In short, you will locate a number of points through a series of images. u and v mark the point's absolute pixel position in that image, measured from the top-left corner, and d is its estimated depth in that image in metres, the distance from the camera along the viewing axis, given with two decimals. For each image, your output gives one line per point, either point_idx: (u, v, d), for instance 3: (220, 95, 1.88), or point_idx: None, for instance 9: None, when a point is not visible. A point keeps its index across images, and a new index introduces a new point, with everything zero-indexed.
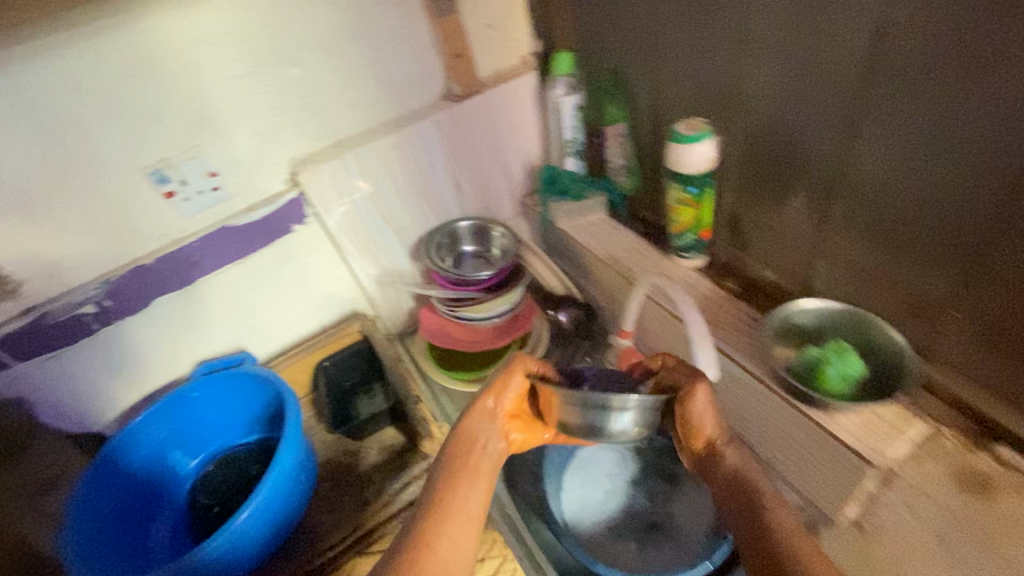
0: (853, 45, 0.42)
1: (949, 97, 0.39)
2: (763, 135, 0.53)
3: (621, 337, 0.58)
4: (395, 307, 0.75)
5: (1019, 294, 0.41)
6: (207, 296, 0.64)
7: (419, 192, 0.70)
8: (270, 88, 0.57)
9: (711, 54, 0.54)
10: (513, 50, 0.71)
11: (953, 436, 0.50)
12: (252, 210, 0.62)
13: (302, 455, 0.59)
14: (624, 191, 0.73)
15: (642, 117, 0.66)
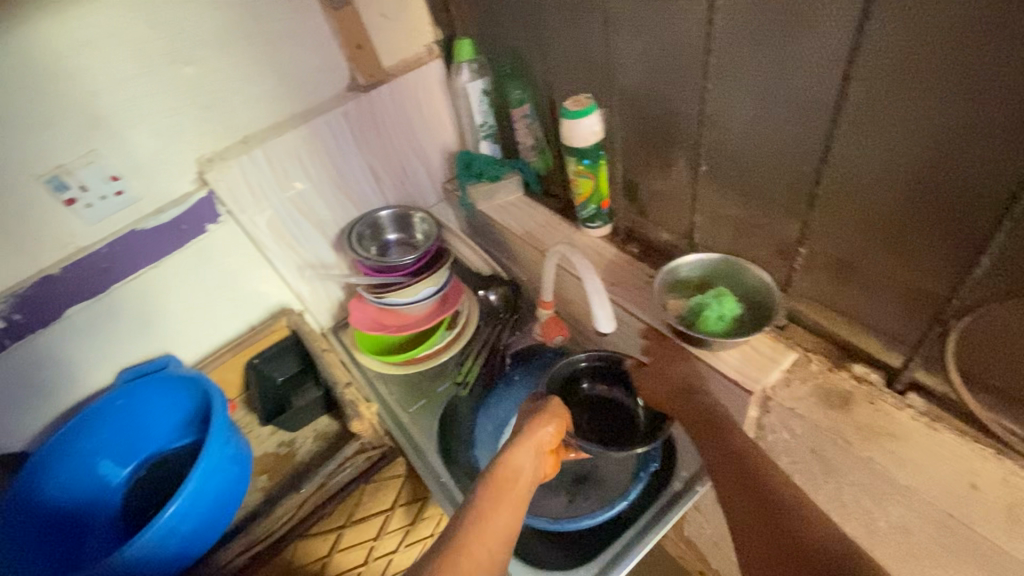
0: (687, 26, 0.53)
1: (773, 54, 0.48)
2: (637, 107, 0.65)
3: (543, 307, 0.76)
4: (323, 296, 0.89)
5: (842, 222, 0.52)
6: (128, 297, 0.74)
7: (334, 182, 0.82)
8: (164, 88, 0.66)
9: (583, 36, 0.65)
10: (416, 39, 0.82)
11: (820, 361, 0.59)
12: (160, 211, 0.71)
13: (230, 447, 0.73)
14: (537, 169, 0.84)
15: (541, 96, 0.77)
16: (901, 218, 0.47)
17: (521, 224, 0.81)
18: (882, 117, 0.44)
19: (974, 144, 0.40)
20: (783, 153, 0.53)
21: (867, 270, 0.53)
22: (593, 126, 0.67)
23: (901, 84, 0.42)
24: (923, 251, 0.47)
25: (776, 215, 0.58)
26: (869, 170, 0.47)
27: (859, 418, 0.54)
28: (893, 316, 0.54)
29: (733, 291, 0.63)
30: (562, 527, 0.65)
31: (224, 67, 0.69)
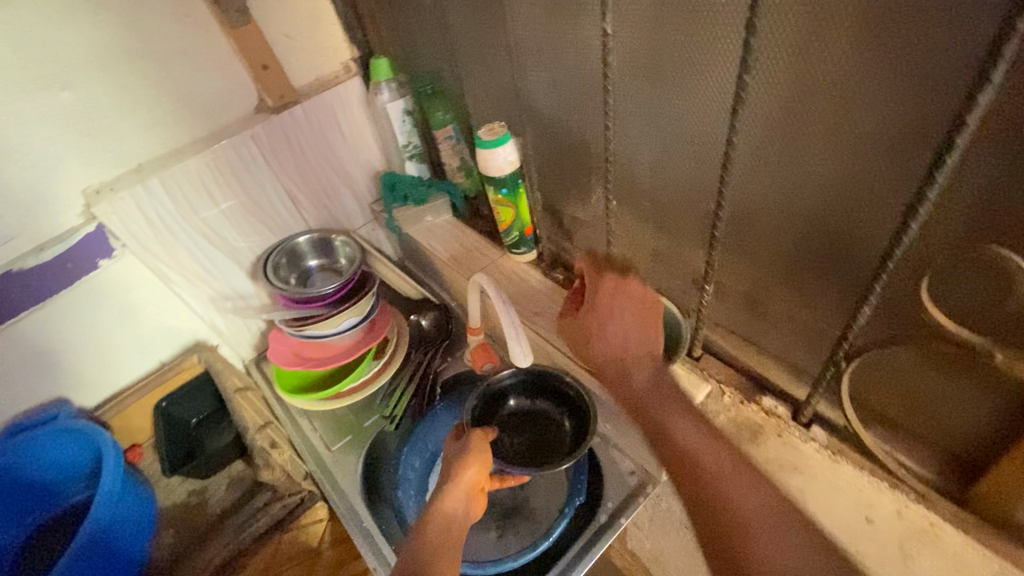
0: (585, 62, 0.60)
1: (667, 83, 0.52)
2: (547, 135, 0.73)
3: (471, 334, 0.79)
4: (241, 326, 0.93)
5: (743, 256, 0.54)
6: (14, 340, 0.76)
7: (244, 207, 0.83)
8: (40, 113, 0.65)
9: (494, 62, 0.72)
10: (335, 58, 0.84)
11: (729, 394, 0.60)
12: (42, 250, 0.71)
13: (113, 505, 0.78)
14: (466, 192, 0.91)
15: (463, 115, 0.83)
16: (797, 259, 0.50)
17: (449, 248, 0.89)
18: (770, 167, 0.46)
19: (851, 195, 0.42)
20: (701, 187, 0.57)
21: (772, 306, 0.55)
22: (507, 155, 0.73)
23: (784, 136, 0.44)
24: (818, 291, 0.50)
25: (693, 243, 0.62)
26: (765, 213, 0.49)
27: (765, 451, 0.55)
28: (799, 348, 0.56)
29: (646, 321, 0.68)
30: (486, 570, 0.67)
31: (105, 91, 0.68)
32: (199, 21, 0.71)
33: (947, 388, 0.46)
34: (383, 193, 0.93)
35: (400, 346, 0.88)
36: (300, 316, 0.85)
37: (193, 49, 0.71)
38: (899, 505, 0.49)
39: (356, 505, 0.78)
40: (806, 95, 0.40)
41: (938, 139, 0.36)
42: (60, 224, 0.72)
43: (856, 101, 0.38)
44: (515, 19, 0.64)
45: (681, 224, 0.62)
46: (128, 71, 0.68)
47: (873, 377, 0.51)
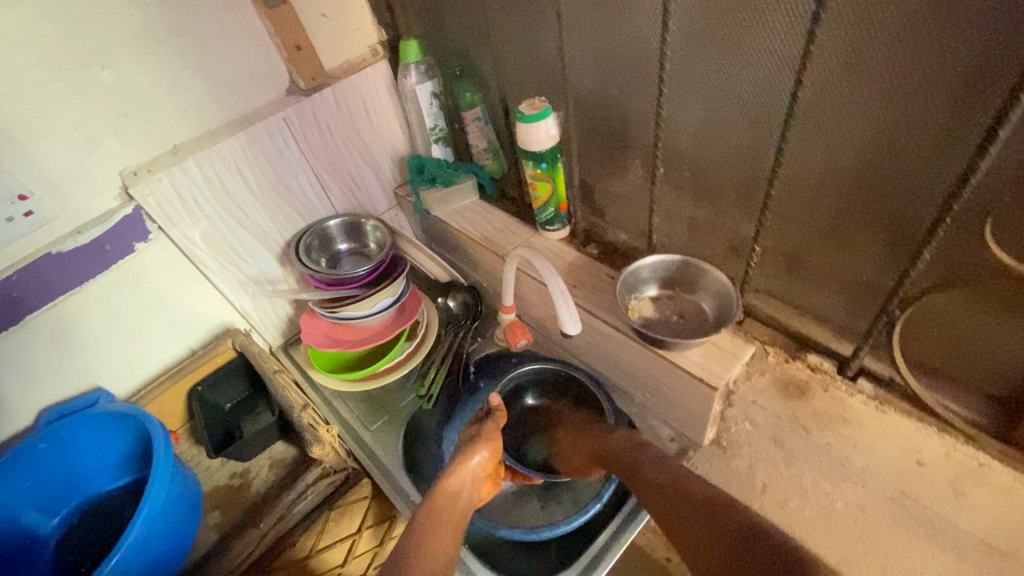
0: (636, 36, 0.72)
1: (714, 64, 0.64)
2: (592, 111, 0.86)
3: (505, 312, 0.97)
4: (267, 310, 1.06)
5: (793, 218, 0.68)
6: (57, 318, 0.84)
7: (276, 190, 0.96)
8: (84, 94, 0.73)
9: (504, 72, 0.95)
10: (363, 41, 0.99)
11: (776, 354, 0.77)
12: (80, 232, 0.79)
13: (167, 493, 0.85)
14: (492, 173, 1.09)
15: (492, 97, 1.01)
16: (845, 211, 0.62)
17: (481, 228, 1.05)
18: (829, 132, 0.58)
19: (903, 153, 0.54)
20: (742, 159, 0.69)
21: (816, 257, 0.69)
22: (545, 128, 0.84)
23: (847, 105, 0.55)
24: (862, 239, 0.62)
25: (725, 210, 0.77)
26: (822, 172, 0.62)
27: (814, 405, 0.71)
28: (834, 300, 0.71)
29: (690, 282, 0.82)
30: (539, 535, 0.78)
31: (144, 76, 0.77)
32: (238, 11, 0.82)
33: (983, 327, 0.59)
34: (410, 176, 1.09)
35: (429, 328, 1.06)
36: (331, 296, 1.00)
37: (228, 27, 0.82)
38: (947, 450, 0.65)
39: (400, 482, 0.94)
40: (871, 69, 0.52)
41: (995, 103, 0.47)
42: (99, 207, 0.81)
43: (918, 75, 0.49)
44: (543, 23, 0.82)
45: (720, 191, 0.75)
46: (163, 57, 0.78)
47: (908, 326, 0.64)
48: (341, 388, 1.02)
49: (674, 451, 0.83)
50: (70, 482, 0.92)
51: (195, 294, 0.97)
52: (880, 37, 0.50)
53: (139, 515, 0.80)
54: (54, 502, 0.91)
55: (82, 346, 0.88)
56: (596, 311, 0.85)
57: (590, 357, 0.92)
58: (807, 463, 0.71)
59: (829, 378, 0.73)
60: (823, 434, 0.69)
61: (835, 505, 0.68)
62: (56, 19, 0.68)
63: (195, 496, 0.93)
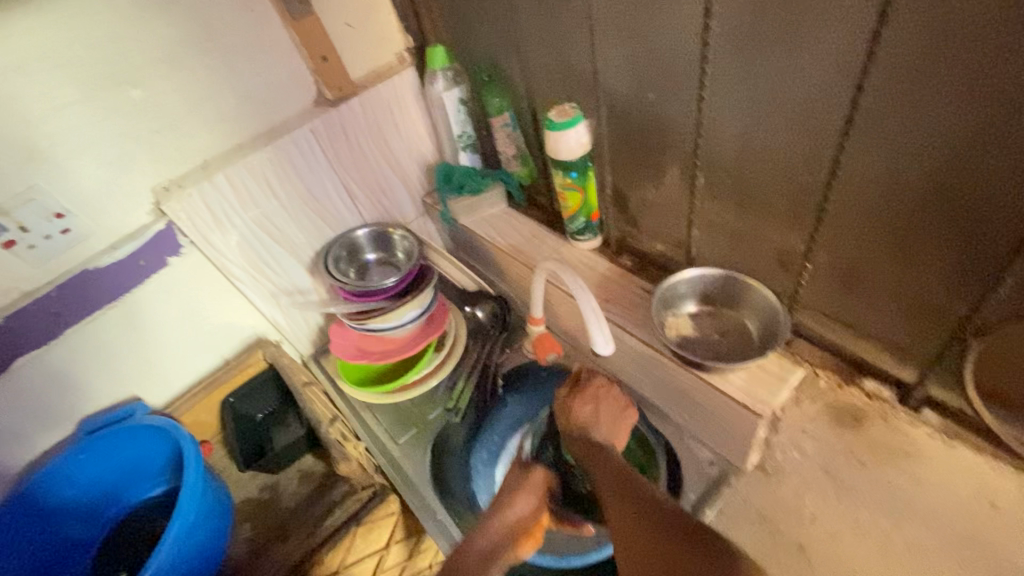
0: (674, 38, 0.72)
1: (751, 67, 0.66)
2: (621, 116, 0.88)
3: (533, 324, 0.96)
4: (298, 321, 1.15)
5: (846, 233, 0.71)
6: (98, 325, 0.93)
7: (304, 202, 1.03)
8: (115, 111, 0.81)
9: (530, 76, 0.98)
10: (390, 49, 1.05)
11: (828, 377, 0.83)
12: (115, 249, 0.88)
13: (195, 513, 0.94)
14: (521, 180, 1.12)
15: (521, 101, 1.03)
16: (908, 228, 0.64)
17: (511, 239, 1.08)
18: (896, 142, 0.60)
19: (987, 161, 0.55)
20: (792, 174, 0.71)
21: (874, 273, 0.71)
22: (576, 136, 0.89)
23: (916, 113, 0.57)
24: (932, 253, 0.64)
25: (769, 224, 0.79)
26: (885, 184, 0.63)
27: (872, 437, 0.78)
28: (896, 323, 0.73)
29: (731, 298, 0.86)
30: (569, 561, 0.83)
31: (172, 94, 0.85)
32: (265, 21, 0.89)
33: None
34: (438, 183, 1.13)
35: (457, 339, 1.10)
36: (360, 308, 1.05)
37: (252, 42, 0.89)
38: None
39: (427, 496, 0.97)
40: (946, 75, 0.53)
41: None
42: (134, 223, 0.90)
43: (1010, 80, 0.50)
44: (572, 29, 0.85)
45: (770, 207, 0.77)
46: (184, 72, 0.84)
47: (982, 355, 0.67)
48: (371, 404, 1.07)
49: (713, 474, 0.85)
50: (114, 490, 1.04)
51: (225, 304, 1.07)
52: (962, 57, 0.51)
53: (169, 535, 0.89)
54: (96, 511, 1.03)
55: (130, 354, 1.00)
56: (629, 326, 0.88)
57: (626, 373, 0.95)
58: (863, 500, 0.75)
59: (888, 407, 0.79)
60: (881, 470, 0.76)
61: (894, 544, 0.72)
62: (105, 49, 0.77)
63: (228, 499, 1.06)
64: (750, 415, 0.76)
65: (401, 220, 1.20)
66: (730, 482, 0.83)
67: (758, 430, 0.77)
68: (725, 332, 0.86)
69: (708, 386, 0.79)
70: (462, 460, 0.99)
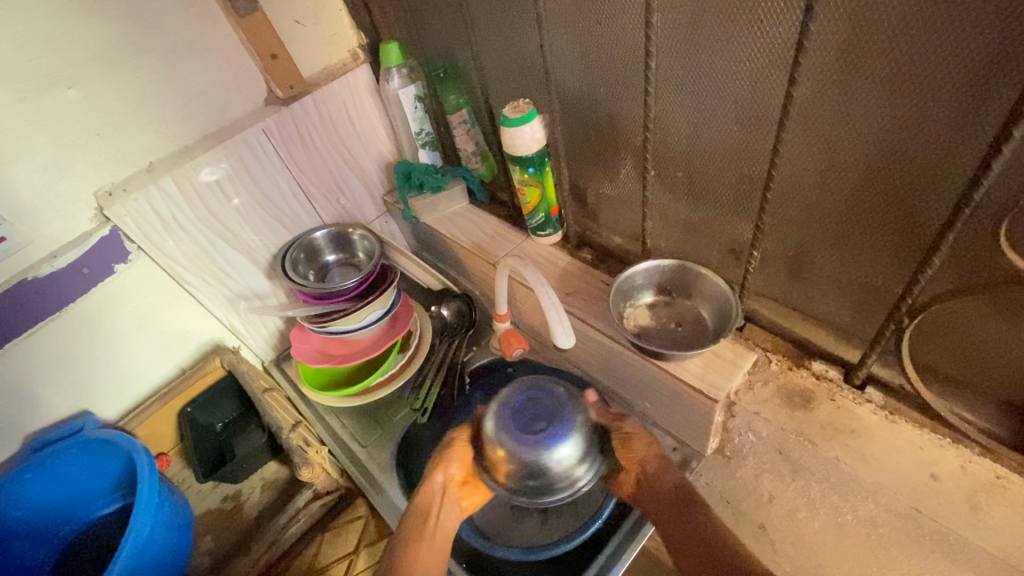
0: (620, 33, 0.73)
1: (693, 60, 0.68)
2: (574, 111, 0.89)
3: (500, 322, 0.98)
4: (258, 326, 1.12)
5: (787, 219, 0.73)
6: (43, 338, 0.89)
7: (257, 203, 1.00)
8: (49, 112, 0.77)
9: (485, 73, 0.98)
10: (343, 45, 1.03)
11: (779, 362, 0.84)
12: (55, 258, 0.84)
13: (149, 530, 0.91)
14: (480, 177, 1.12)
15: (477, 97, 1.03)
16: (845, 213, 0.67)
17: (473, 236, 1.08)
18: (830, 132, 0.62)
19: (914, 143, 0.56)
20: (738, 164, 0.73)
21: (818, 259, 0.74)
22: (532, 132, 0.89)
23: (847, 104, 0.59)
24: (869, 240, 0.67)
25: (722, 214, 0.81)
26: (822, 174, 0.66)
27: (821, 418, 0.77)
28: (839, 304, 0.76)
29: (685, 287, 0.88)
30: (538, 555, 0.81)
31: (111, 93, 0.81)
32: (208, 17, 0.86)
33: (986, 325, 0.64)
34: (397, 182, 1.13)
35: (423, 337, 1.09)
36: (319, 311, 1.03)
37: (197, 39, 0.86)
38: (963, 461, 0.69)
39: (394, 497, 0.96)
40: (872, 63, 0.54)
41: (1011, 101, 0.49)
42: (75, 230, 0.86)
43: (932, 71, 0.52)
44: (522, 25, 0.85)
45: (719, 197, 0.79)
46: (124, 70, 0.81)
47: (918, 330, 0.70)
48: (333, 407, 1.05)
49: (677, 460, 0.89)
50: (66, 509, 1.00)
51: (179, 311, 1.03)
52: (886, 44, 0.53)
53: (120, 553, 0.86)
54: (45, 531, 0.99)
55: (80, 367, 0.96)
56: (590, 319, 0.90)
57: (591, 364, 0.97)
58: (816, 476, 0.77)
59: (835, 386, 0.79)
60: (830, 447, 0.75)
61: (846, 518, 0.75)
62: (36, 47, 0.73)
63: (188, 512, 1.04)
64: (707, 400, 0.78)
65: (362, 219, 1.19)
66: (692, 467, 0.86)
67: (714, 414, 0.80)
68: (682, 321, 0.87)
69: (667, 373, 0.81)
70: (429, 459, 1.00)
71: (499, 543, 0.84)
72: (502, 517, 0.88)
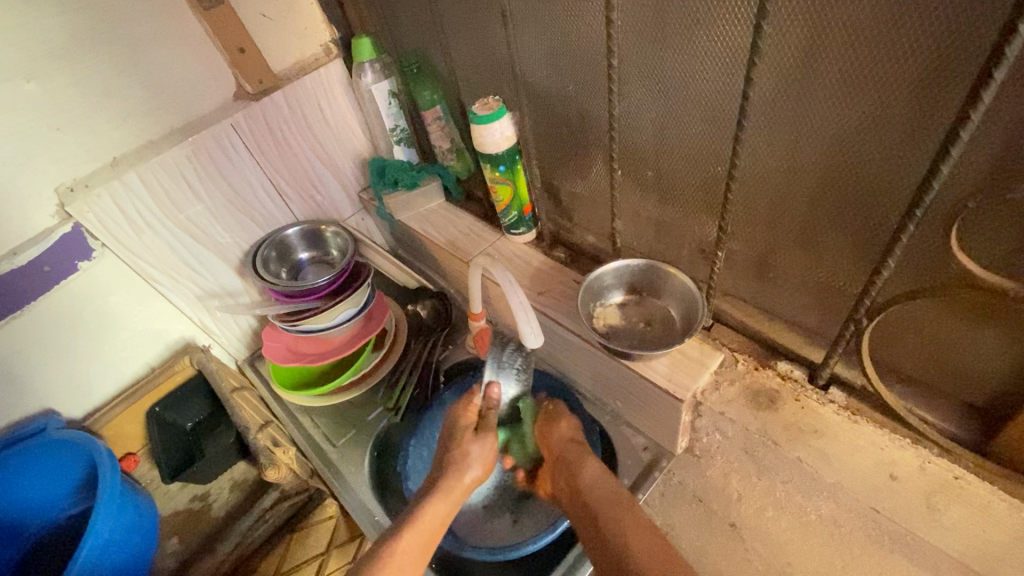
0: (586, 30, 0.72)
1: (657, 59, 0.67)
2: (545, 109, 0.88)
3: (475, 322, 0.94)
4: (229, 325, 1.10)
5: (751, 218, 0.73)
6: (7, 337, 0.87)
7: (226, 201, 0.98)
8: (6, 105, 0.75)
9: (456, 71, 0.97)
10: (317, 40, 1.01)
11: (745, 362, 0.82)
12: (16, 255, 0.82)
13: (110, 530, 0.90)
14: (455, 175, 1.10)
15: (450, 94, 1.02)
16: (807, 212, 0.66)
17: (447, 234, 1.07)
18: (788, 132, 0.61)
19: (871, 143, 0.56)
20: (703, 161, 0.72)
21: (781, 259, 0.74)
22: (501, 130, 0.88)
23: (806, 103, 0.58)
24: (831, 241, 0.66)
25: (692, 213, 0.80)
26: (784, 173, 0.65)
27: (785, 417, 0.76)
28: (803, 304, 0.76)
29: (655, 286, 0.87)
30: (505, 555, 0.78)
31: (70, 88, 0.79)
32: (172, 9, 0.84)
33: (945, 329, 0.64)
34: (372, 178, 1.12)
35: (398, 336, 1.07)
36: (291, 309, 1.02)
37: (162, 32, 0.84)
38: (923, 461, 0.68)
39: (363, 497, 0.96)
40: (828, 61, 0.53)
41: (959, 102, 0.49)
42: (38, 226, 0.84)
43: (884, 70, 0.51)
44: (490, 21, 0.84)
45: (688, 196, 0.78)
46: (85, 64, 0.79)
47: (880, 331, 0.70)
48: (304, 407, 1.04)
49: (648, 459, 0.88)
50: (33, 508, 0.99)
51: (149, 310, 1.01)
52: (840, 43, 0.52)
53: (79, 552, 0.85)
54: (12, 529, 0.98)
55: (46, 367, 0.93)
56: (560, 318, 0.89)
57: (564, 362, 0.96)
58: (781, 476, 0.76)
59: (799, 387, 0.78)
60: (793, 448, 0.73)
61: (810, 517, 0.74)
62: None
63: (155, 511, 1.02)
64: (673, 400, 0.78)
65: (336, 216, 1.18)
66: (662, 466, 0.86)
67: (681, 414, 0.79)
68: (651, 321, 0.87)
69: (636, 373, 0.80)
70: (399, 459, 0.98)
71: (468, 543, 0.82)
72: (476, 516, 0.88)
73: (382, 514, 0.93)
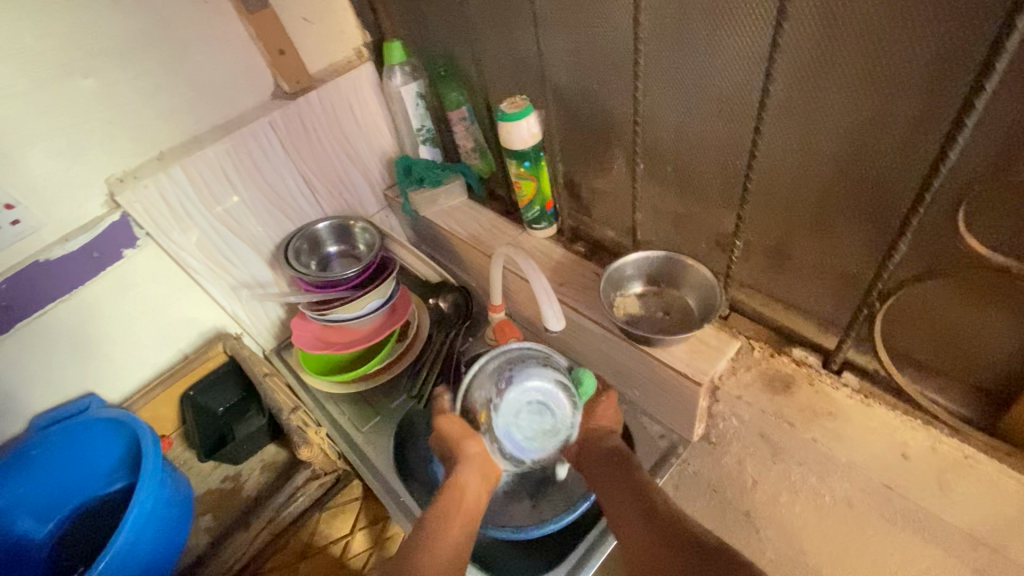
0: (610, 34, 0.79)
1: (676, 59, 0.74)
2: (569, 107, 0.94)
3: (494, 312, 1.00)
4: (261, 315, 1.17)
5: (767, 209, 0.78)
6: (52, 320, 0.93)
7: (262, 194, 1.05)
8: (66, 102, 0.82)
9: (483, 72, 1.03)
10: (350, 44, 1.09)
11: (762, 349, 0.87)
12: (67, 241, 0.88)
13: (153, 502, 0.94)
14: (478, 172, 1.16)
15: (476, 95, 1.09)
16: (822, 202, 0.71)
17: (471, 229, 1.13)
18: (806, 125, 0.67)
19: (883, 134, 0.61)
20: (723, 156, 0.78)
21: (796, 248, 0.79)
22: (528, 127, 0.94)
23: (823, 98, 0.63)
24: (845, 228, 0.71)
25: (709, 206, 0.86)
26: (800, 165, 0.71)
27: (800, 401, 0.80)
28: (815, 291, 0.81)
29: (673, 277, 0.92)
30: (528, 534, 0.83)
31: (126, 85, 0.86)
32: (221, 15, 0.91)
33: (951, 310, 0.68)
34: (399, 176, 1.18)
35: (421, 327, 1.14)
36: (320, 299, 1.08)
37: (211, 36, 0.91)
38: (934, 443, 0.72)
39: (391, 481, 1.00)
40: (842, 59, 0.59)
41: (962, 93, 0.54)
42: (86, 215, 0.90)
43: (894, 66, 0.56)
44: (519, 24, 0.90)
45: (704, 189, 0.84)
46: (139, 63, 0.86)
47: (889, 314, 0.74)
48: (332, 395, 1.10)
49: (665, 446, 0.92)
50: (69, 488, 1.03)
51: (184, 298, 1.07)
52: (853, 43, 0.58)
53: (125, 522, 0.89)
54: (49, 508, 1.02)
55: (86, 349, 1.00)
56: (579, 307, 0.94)
57: (583, 351, 1.01)
58: (795, 458, 0.80)
59: (813, 371, 0.82)
60: (809, 429, 0.77)
61: (824, 500, 0.78)
62: (58, 39, 0.78)
63: (190, 492, 1.06)
64: (691, 383, 0.82)
65: (363, 213, 1.24)
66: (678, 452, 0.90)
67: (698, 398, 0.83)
68: (669, 310, 0.92)
69: (651, 357, 0.85)
70: (424, 443, 1.02)
71: (490, 523, 0.86)
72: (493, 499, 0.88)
73: (409, 497, 0.96)
